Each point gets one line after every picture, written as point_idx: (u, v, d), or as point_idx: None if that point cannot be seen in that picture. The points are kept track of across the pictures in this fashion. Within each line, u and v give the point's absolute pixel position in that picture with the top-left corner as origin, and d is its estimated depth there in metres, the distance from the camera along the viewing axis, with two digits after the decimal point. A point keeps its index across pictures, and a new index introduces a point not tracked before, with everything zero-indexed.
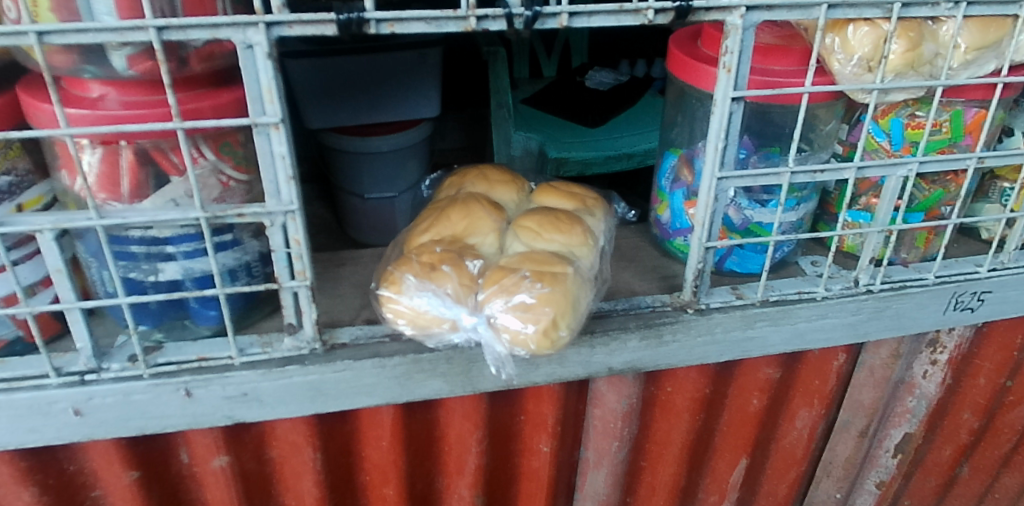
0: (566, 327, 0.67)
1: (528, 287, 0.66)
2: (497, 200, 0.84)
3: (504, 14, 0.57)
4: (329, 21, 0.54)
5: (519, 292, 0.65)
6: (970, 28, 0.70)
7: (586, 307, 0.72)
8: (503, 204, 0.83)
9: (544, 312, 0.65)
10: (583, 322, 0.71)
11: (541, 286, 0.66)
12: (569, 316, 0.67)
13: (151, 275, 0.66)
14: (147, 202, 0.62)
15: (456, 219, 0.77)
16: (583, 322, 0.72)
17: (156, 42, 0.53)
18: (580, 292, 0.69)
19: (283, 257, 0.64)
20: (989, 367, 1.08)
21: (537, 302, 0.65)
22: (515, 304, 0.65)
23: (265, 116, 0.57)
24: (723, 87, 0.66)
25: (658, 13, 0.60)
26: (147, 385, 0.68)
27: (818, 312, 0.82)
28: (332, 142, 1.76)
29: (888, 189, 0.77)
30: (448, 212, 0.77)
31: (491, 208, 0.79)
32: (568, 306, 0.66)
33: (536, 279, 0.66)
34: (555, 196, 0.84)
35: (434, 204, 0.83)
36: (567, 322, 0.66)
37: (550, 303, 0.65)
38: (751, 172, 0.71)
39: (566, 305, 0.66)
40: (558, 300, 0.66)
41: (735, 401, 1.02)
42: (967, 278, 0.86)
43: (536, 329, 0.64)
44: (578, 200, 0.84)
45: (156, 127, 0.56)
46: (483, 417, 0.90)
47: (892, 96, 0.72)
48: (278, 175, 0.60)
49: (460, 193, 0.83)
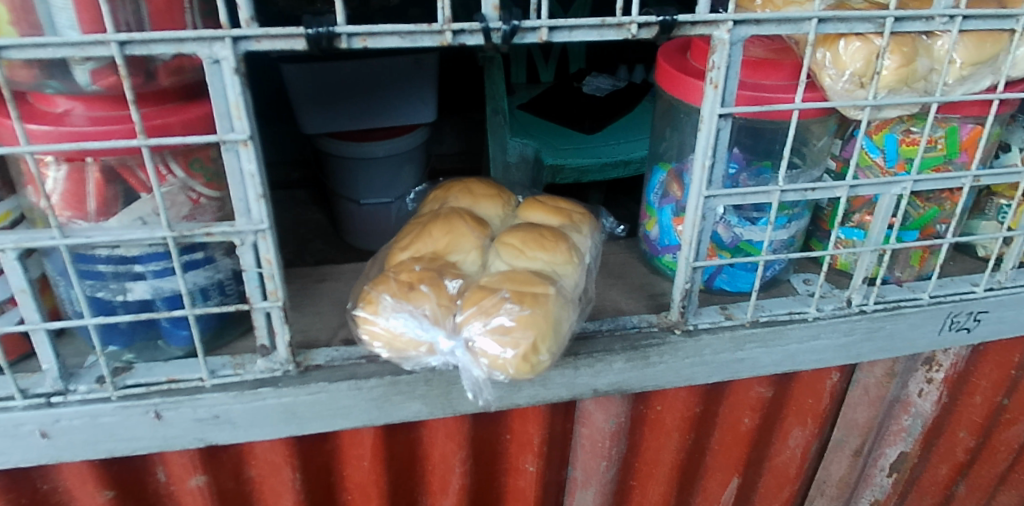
0: (546, 352, 0.65)
1: (508, 310, 0.64)
2: (481, 215, 0.82)
3: (481, 29, 0.55)
4: (299, 36, 0.52)
5: (498, 314, 0.64)
6: (966, 43, 0.68)
7: (569, 329, 0.70)
8: (487, 219, 0.81)
9: (523, 336, 0.63)
10: (565, 344, 0.69)
11: (521, 308, 0.64)
12: (550, 340, 0.65)
13: (120, 294, 0.64)
14: (114, 221, 0.60)
15: (438, 235, 0.75)
16: (565, 344, 0.70)
17: (118, 57, 0.51)
18: (562, 314, 0.67)
19: (255, 277, 0.62)
20: (986, 385, 1.06)
21: (516, 325, 0.63)
22: (494, 327, 0.63)
23: (233, 132, 0.55)
24: (710, 103, 0.64)
25: (641, 28, 0.58)
26: (116, 407, 0.65)
27: (810, 333, 0.80)
28: (328, 148, 1.75)
29: (881, 207, 0.75)
30: (429, 228, 0.76)
31: (474, 224, 0.77)
32: (548, 329, 0.65)
33: (516, 301, 0.65)
34: (540, 211, 0.82)
35: (416, 219, 0.81)
36: (548, 346, 0.65)
37: (530, 327, 0.64)
38: (740, 191, 0.69)
39: (546, 328, 0.65)
40: (538, 323, 0.64)
41: (727, 420, 1.00)
42: (961, 298, 0.84)
43: (515, 354, 0.63)
44: (564, 216, 0.82)
45: (119, 144, 0.54)
46: (467, 436, 0.88)
47: (885, 112, 0.70)
48: (248, 193, 0.58)
49: (442, 207, 0.81)
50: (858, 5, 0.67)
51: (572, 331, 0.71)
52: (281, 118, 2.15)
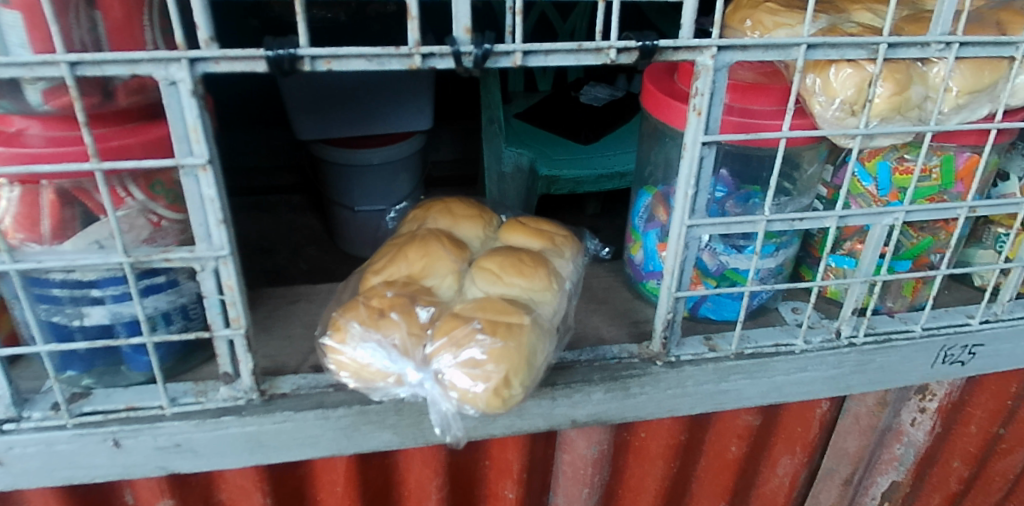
0: (519, 385, 0.63)
1: (479, 342, 0.61)
2: (461, 236, 0.79)
3: (452, 52, 0.52)
4: (258, 58, 0.50)
5: (469, 345, 0.61)
6: (963, 70, 0.65)
7: (545, 361, 0.67)
8: (467, 241, 0.79)
9: (495, 370, 0.61)
10: (540, 376, 0.67)
11: (493, 339, 0.62)
12: (524, 373, 0.63)
13: (76, 319, 0.62)
14: (69, 244, 0.58)
15: (413, 258, 0.72)
16: (541, 376, 0.67)
17: (69, 78, 0.48)
18: (537, 346, 0.65)
19: (216, 303, 0.60)
20: (981, 415, 1.03)
21: (488, 358, 0.61)
22: (464, 360, 0.61)
23: (192, 156, 0.53)
24: (693, 130, 0.61)
25: (621, 53, 0.56)
26: (71, 435, 0.63)
27: (796, 365, 0.79)
28: (324, 154, 1.70)
29: (872, 237, 0.72)
30: (405, 250, 0.73)
31: (452, 247, 0.74)
32: (521, 363, 0.62)
33: (488, 332, 0.62)
34: (522, 233, 0.79)
35: (394, 239, 0.78)
36: (520, 380, 0.62)
37: (502, 360, 0.61)
38: (724, 220, 0.66)
39: (519, 361, 0.62)
40: (510, 356, 0.62)
41: (714, 447, 0.97)
42: (956, 330, 0.82)
43: (485, 388, 0.60)
44: (546, 239, 0.79)
45: (70, 168, 0.51)
46: (444, 463, 0.86)
47: (877, 140, 0.68)
48: (208, 218, 0.56)
49: (420, 228, 0.78)
50: (851, 30, 0.65)
51: (549, 362, 0.69)
52: (277, 122, 2.12)
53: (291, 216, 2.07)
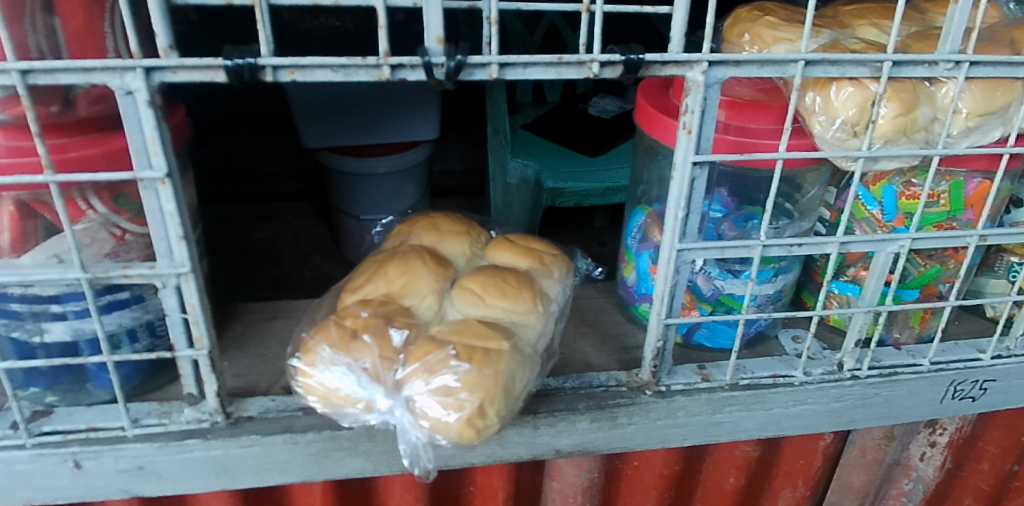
0: (493, 415, 0.59)
1: (453, 367, 0.58)
2: (446, 254, 0.75)
3: (422, 64, 0.49)
4: (218, 67, 0.47)
5: (442, 372, 0.58)
6: (973, 90, 0.62)
7: (524, 389, 0.64)
8: (451, 258, 0.75)
9: (467, 398, 0.58)
10: (519, 404, 0.63)
11: (468, 366, 0.58)
12: (499, 403, 0.59)
13: (36, 335, 0.59)
14: (26, 258, 0.55)
15: (393, 276, 0.68)
16: (521, 404, 0.64)
17: (19, 87, 0.45)
18: (516, 373, 0.61)
19: (179, 322, 0.57)
20: (994, 452, 0.98)
21: (461, 386, 0.58)
22: (436, 388, 0.58)
23: (150, 169, 0.50)
24: (683, 150, 0.58)
25: (605, 66, 0.53)
26: (30, 455, 0.60)
27: (796, 397, 0.75)
28: (329, 162, 1.64)
29: (877, 264, 0.68)
30: (384, 267, 0.69)
31: (435, 264, 0.70)
32: (497, 391, 0.59)
33: (463, 358, 0.59)
34: (510, 252, 0.75)
35: (375, 256, 0.74)
36: (495, 410, 0.59)
37: (476, 389, 0.58)
38: (717, 244, 0.63)
39: (495, 389, 0.59)
40: (486, 384, 0.58)
41: (711, 478, 0.93)
42: (967, 366, 0.79)
43: (458, 417, 0.57)
44: (534, 258, 0.75)
45: (23, 179, 0.48)
46: (425, 489, 0.82)
47: (881, 163, 0.64)
48: (168, 233, 0.53)
49: (402, 245, 0.74)
50: (853, 46, 0.61)
51: (529, 390, 0.65)
52: (285, 131, 2.11)
53: (297, 223, 2.02)
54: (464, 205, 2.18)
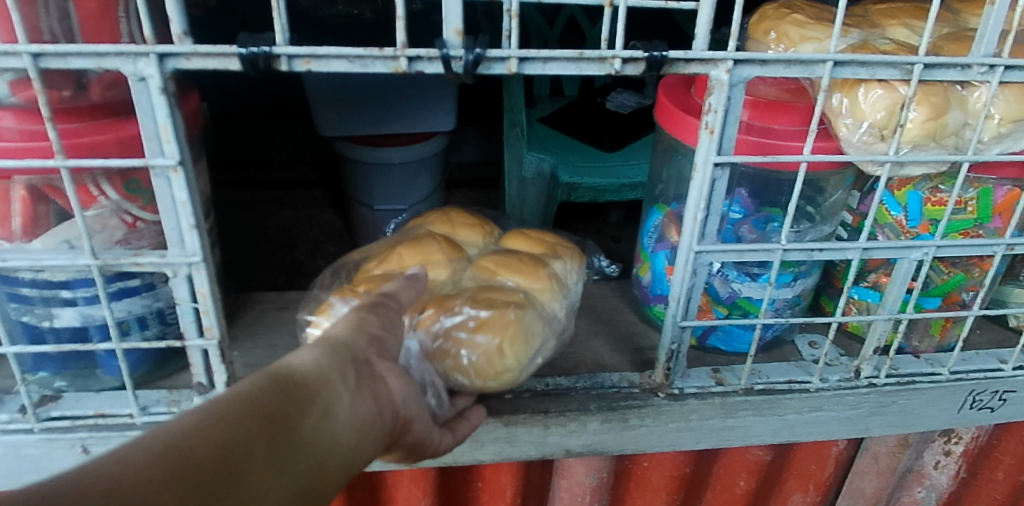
0: (513, 360, 0.61)
1: (469, 312, 0.61)
2: (460, 243, 0.74)
3: (440, 56, 0.48)
4: (232, 55, 0.46)
5: (458, 314, 0.61)
6: (1008, 95, 0.59)
7: (543, 346, 0.65)
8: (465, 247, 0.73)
9: (487, 340, 0.60)
10: (537, 360, 0.65)
11: (485, 312, 0.61)
12: (520, 347, 0.61)
13: (46, 320, 0.59)
14: (37, 243, 0.55)
15: (406, 258, 0.67)
16: (538, 361, 0.65)
17: (31, 71, 0.45)
18: (534, 326, 0.63)
19: (190, 311, 0.57)
20: (1010, 462, 0.96)
21: (479, 330, 0.60)
22: (453, 325, 0.61)
23: (163, 157, 0.49)
24: (705, 150, 0.57)
25: (626, 63, 0.52)
26: (38, 440, 0.60)
27: (810, 403, 0.74)
28: (346, 151, 1.63)
29: (899, 271, 0.67)
30: (396, 250, 0.68)
31: (449, 245, 0.70)
32: (517, 338, 0.61)
33: (479, 304, 0.62)
34: (523, 244, 0.74)
35: (387, 241, 0.74)
36: (516, 352, 0.61)
37: (493, 332, 0.60)
38: (737, 247, 0.61)
39: (514, 334, 0.61)
40: (505, 328, 0.61)
41: (721, 481, 0.92)
42: (987, 376, 0.77)
43: (480, 358, 0.60)
44: (546, 247, 0.74)
45: (34, 164, 0.48)
46: (433, 484, 0.82)
47: (908, 169, 0.62)
48: (180, 222, 0.52)
49: (413, 232, 0.74)
50: (883, 47, 0.60)
51: (542, 359, 0.66)
52: (303, 119, 2.11)
53: (311, 211, 2.02)
54: (480, 197, 2.17)
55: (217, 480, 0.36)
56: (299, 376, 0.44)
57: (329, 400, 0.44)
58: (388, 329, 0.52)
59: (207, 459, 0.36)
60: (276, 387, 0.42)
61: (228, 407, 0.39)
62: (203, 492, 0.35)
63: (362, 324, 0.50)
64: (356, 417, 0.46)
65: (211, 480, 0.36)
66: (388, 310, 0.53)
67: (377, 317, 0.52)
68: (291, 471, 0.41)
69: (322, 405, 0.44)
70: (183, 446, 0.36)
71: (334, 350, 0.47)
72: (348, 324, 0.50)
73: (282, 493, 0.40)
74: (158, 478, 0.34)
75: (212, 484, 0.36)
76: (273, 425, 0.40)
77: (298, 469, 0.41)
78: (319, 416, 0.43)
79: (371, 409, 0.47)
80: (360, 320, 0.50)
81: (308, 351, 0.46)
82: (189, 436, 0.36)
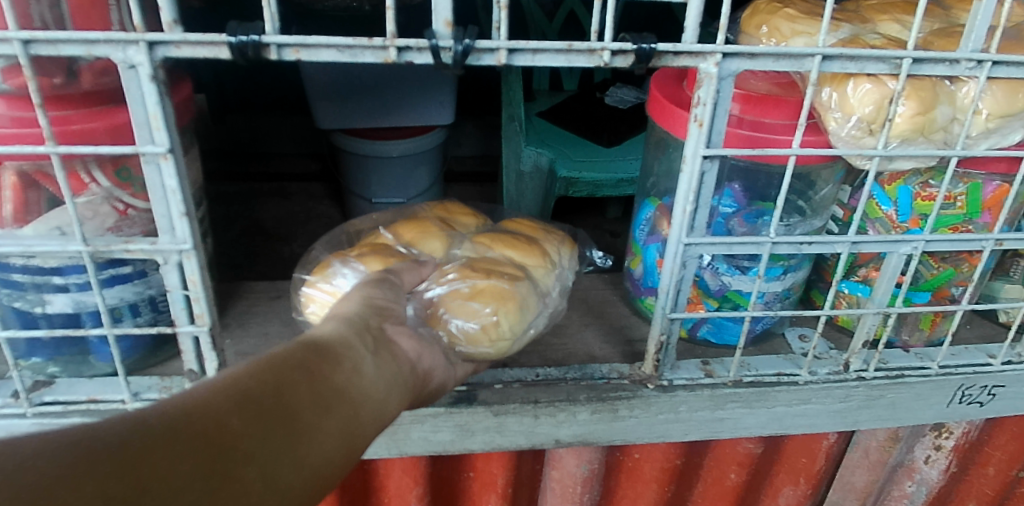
0: (507, 329, 0.62)
1: (464, 280, 0.63)
2: (459, 225, 0.74)
3: (429, 47, 0.49)
4: (221, 43, 0.47)
5: (452, 280, 0.63)
6: (996, 91, 0.60)
7: (535, 320, 0.66)
8: (465, 229, 0.74)
9: (480, 306, 0.61)
10: (529, 334, 0.66)
11: (479, 278, 0.63)
12: (513, 315, 0.62)
13: (38, 306, 0.60)
14: (29, 229, 0.55)
15: (403, 232, 0.70)
16: (529, 337, 0.66)
17: (22, 57, 0.45)
18: (527, 296, 0.64)
19: (181, 298, 0.57)
20: (1001, 457, 0.96)
21: (474, 297, 0.62)
22: (446, 293, 0.62)
23: (152, 144, 0.50)
24: (694, 142, 0.57)
25: (615, 54, 0.52)
26: (31, 424, 0.61)
27: (799, 396, 0.75)
28: (343, 144, 1.64)
29: (888, 266, 0.67)
30: (396, 227, 0.71)
31: (443, 224, 0.72)
32: (511, 304, 0.62)
33: (474, 273, 0.64)
34: (519, 227, 0.75)
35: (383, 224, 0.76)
36: (510, 319, 0.62)
37: (489, 299, 0.62)
38: (725, 240, 0.61)
39: (507, 300, 0.62)
40: (499, 295, 0.62)
41: (712, 473, 0.93)
42: (976, 371, 0.77)
43: (476, 325, 0.61)
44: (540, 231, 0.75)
45: (25, 150, 0.48)
46: (424, 473, 0.82)
47: (897, 163, 0.62)
48: (171, 209, 0.53)
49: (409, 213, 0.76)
50: (873, 41, 0.60)
51: (533, 333, 0.66)
52: (300, 111, 2.11)
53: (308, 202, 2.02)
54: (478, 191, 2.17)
55: (266, 417, 0.40)
56: (325, 339, 0.47)
57: (356, 359, 0.47)
58: (395, 300, 0.56)
59: (256, 400, 0.40)
60: (304, 347, 0.46)
61: (267, 365, 0.43)
62: (254, 425, 0.39)
63: (371, 296, 0.54)
64: (380, 374, 0.48)
65: (262, 417, 0.39)
66: (392, 286, 0.57)
67: (381, 290, 0.55)
68: (336, 412, 0.43)
69: (351, 363, 0.47)
70: (232, 391, 0.40)
71: (348, 320, 0.50)
72: (359, 297, 0.53)
73: (330, 433, 0.42)
74: (215, 411, 0.38)
75: (262, 420, 0.39)
76: (310, 375, 0.44)
77: (341, 413, 0.44)
78: (349, 372, 0.46)
79: (393, 368, 0.50)
80: (367, 293, 0.54)
81: (327, 321, 0.50)
82: (236, 384, 0.40)
